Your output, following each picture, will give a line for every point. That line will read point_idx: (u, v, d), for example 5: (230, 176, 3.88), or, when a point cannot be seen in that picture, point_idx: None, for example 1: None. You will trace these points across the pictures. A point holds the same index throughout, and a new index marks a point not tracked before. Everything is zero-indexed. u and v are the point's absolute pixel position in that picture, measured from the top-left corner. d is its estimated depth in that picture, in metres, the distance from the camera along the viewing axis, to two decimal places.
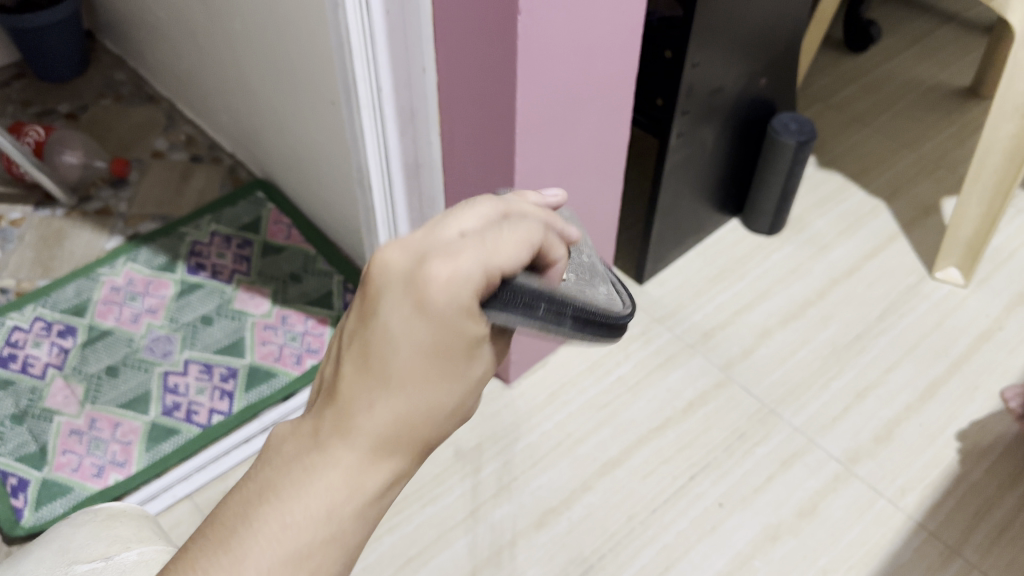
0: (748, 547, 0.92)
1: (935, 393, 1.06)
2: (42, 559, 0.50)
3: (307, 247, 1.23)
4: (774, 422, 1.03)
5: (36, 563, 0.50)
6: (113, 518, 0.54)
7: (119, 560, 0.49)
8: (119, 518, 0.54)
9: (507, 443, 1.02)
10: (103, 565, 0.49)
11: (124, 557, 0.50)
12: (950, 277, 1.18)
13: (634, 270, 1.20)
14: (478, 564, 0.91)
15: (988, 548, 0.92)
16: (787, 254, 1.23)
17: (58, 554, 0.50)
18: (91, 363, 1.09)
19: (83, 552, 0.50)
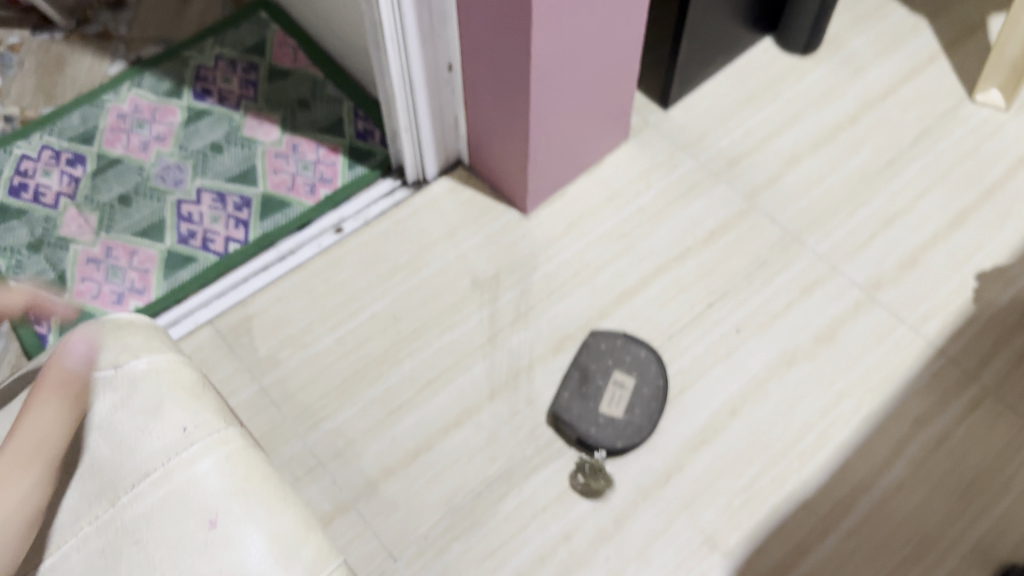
0: (765, 371, 0.93)
1: (966, 219, 1.02)
2: None
3: (314, 71, 1.18)
4: (796, 250, 1.01)
5: None
6: (123, 327, 0.52)
7: (128, 370, 0.49)
8: (129, 325, 0.53)
9: (525, 273, 1.00)
10: (113, 376, 0.49)
11: (133, 367, 0.50)
12: (990, 100, 1.11)
13: (659, 94, 1.14)
14: (497, 386, 0.92)
15: (1008, 373, 0.92)
16: (821, 76, 1.16)
17: None
18: (103, 192, 1.07)
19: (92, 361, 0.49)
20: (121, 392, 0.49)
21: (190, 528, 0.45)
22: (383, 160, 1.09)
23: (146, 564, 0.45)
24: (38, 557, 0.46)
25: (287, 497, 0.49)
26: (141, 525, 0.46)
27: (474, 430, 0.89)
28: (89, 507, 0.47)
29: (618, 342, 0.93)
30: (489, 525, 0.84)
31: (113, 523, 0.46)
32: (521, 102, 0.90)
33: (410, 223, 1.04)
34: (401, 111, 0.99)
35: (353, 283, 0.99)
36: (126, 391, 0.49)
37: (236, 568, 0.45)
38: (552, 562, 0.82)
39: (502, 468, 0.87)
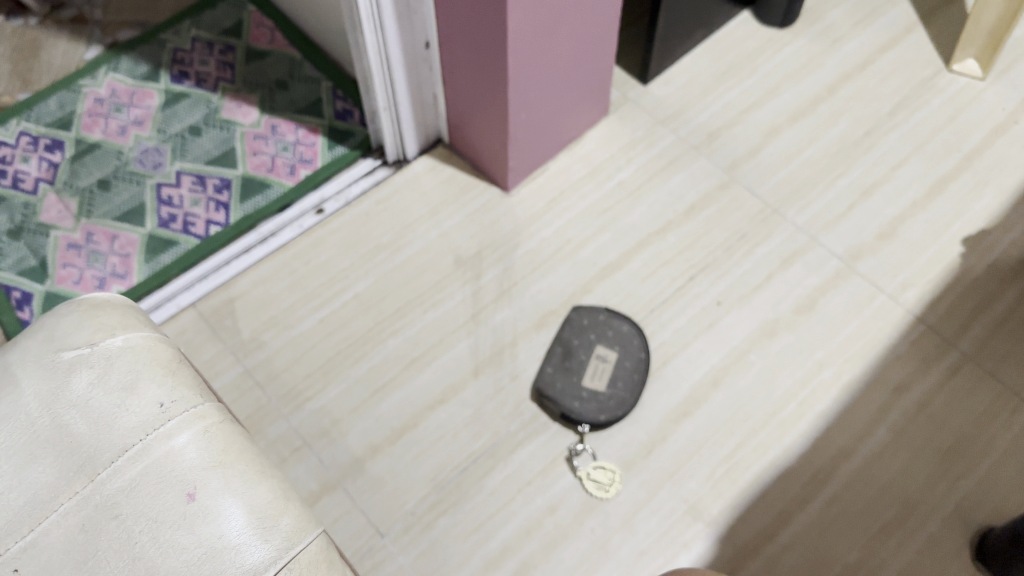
0: (745, 342, 0.93)
1: (944, 188, 1.03)
2: (28, 348, 0.50)
3: (292, 51, 1.18)
4: (776, 222, 1.02)
5: (22, 353, 0.50)
6: (96, 307, 0.52)
7: (103, 347, 0.50)
8: (102, 303, 0.53)
9: (507, 250, 1.00)
10: (88, 353, 0.49)
11: (108, 344, 0.50)
12: (968, 69, 1.12)
13: (638, 69, 1.14)
14: (481, 363, 0.93)
15: (986, 340, 0.93)
16: (800, 48, 1.17)
17: (43, 342, 0.50)
18: (82, 177, 1.07)
19: (67, 340, 0.50)
20: (97, 369, 0.49)
21: (169, 502, 0.46)
22: (363, 140, 1.09)
23: (127, 539, 0.45)
24: (16, 534, 0.45)
25: (265, 468, 0.49)
26: (120, 500, 0.46)
27: (458, 407, 0.90)
28: (66, 484, 0.47)
29: (600, 317, 0.93)
30: (475, 500, 0.85)
31: (92, 499, 0.46)
32: (499, 79, 0.90)
33: (391, 202, 1.04)
34: (380, 89, 0.98)
35: (335, 263, 0.99)
36: (103, 367, 0.49)
37: (217, 540, 0.45)
38: (538, 535, 0.83)
39: (487, 444, 0.88)
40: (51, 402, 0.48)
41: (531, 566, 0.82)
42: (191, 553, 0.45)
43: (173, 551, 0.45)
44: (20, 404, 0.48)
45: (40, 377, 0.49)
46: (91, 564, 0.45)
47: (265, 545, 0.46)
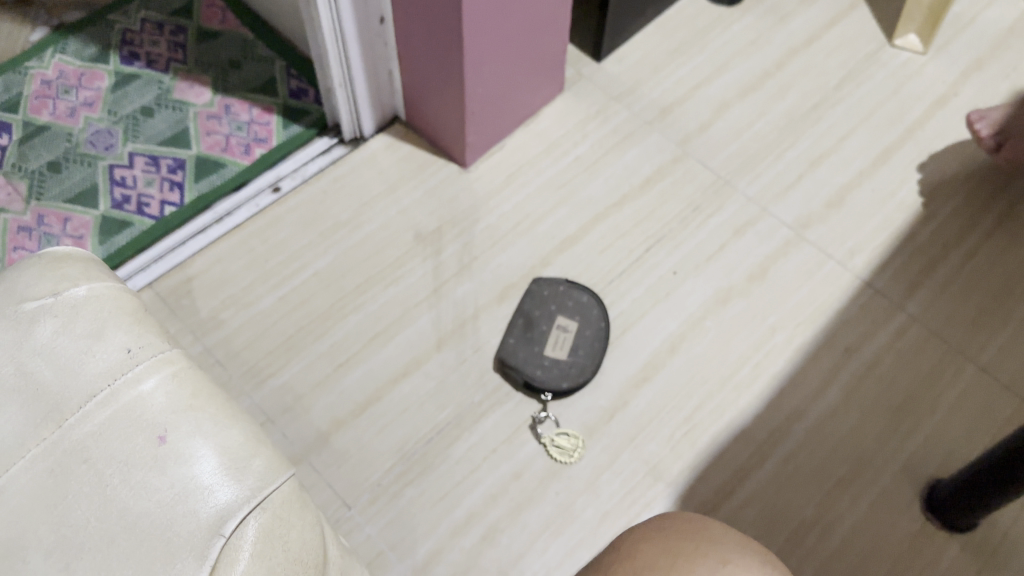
0: (701, 309, 0.96)
1: (888, 158, 1.06)
2: None
3: (244, 31, 1.17)
4: (728, 194, 1.04)
5: None
6: (60, 259, 0.46)
7: (70, 295, 0.44)
8: (65, 257, 0.47)
9: (467, 226, 1.01)
10: (52, 302, 0.44)
11: (73, 294, 0.44)
12: (909, 44, 1.15)
13: (591, 47, 1.16)
14: (443, 336, 0.93)
15: (932, 302, 0.96)
16: (748, 25, 1.19)
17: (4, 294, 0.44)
18: (31, 160, 1.05)
19: (28, 291, 0.44)
20: (62, 319, 0.43)
21: (138, 445, 0.41)
22: (318, 119, 1.09)
23: (96, 485, 0.40)
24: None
25: (236, 411, 0.45)
26: (89, 444, 0.41)
27: (422, 379, 0.91)
28: (34, 430, 0.41)
29: (561, 288, 0.95)
30: (440, 470, 0.86)
31: (60, 445, 0.41)
32: (454, 54, 0.90)
33: (349, 179, 1.04)
34: (335, 66, 0.98)
35: (294, 241, 0.99)
36: (70, 316, 0.44)
37: (192, 483, 0.40)
38: (504, 501, 0.84)
39: (452, 414, 0.89)
40: (11, 350, 0.43)
41: (497, 531, 0.83)
42: (164, 494, 0.40)
43: (145, 492, 0.40)
44: None
45: (1, 332, 0.43)
46: (56, 514, 0.39)
47: (237, 486, 0.41)
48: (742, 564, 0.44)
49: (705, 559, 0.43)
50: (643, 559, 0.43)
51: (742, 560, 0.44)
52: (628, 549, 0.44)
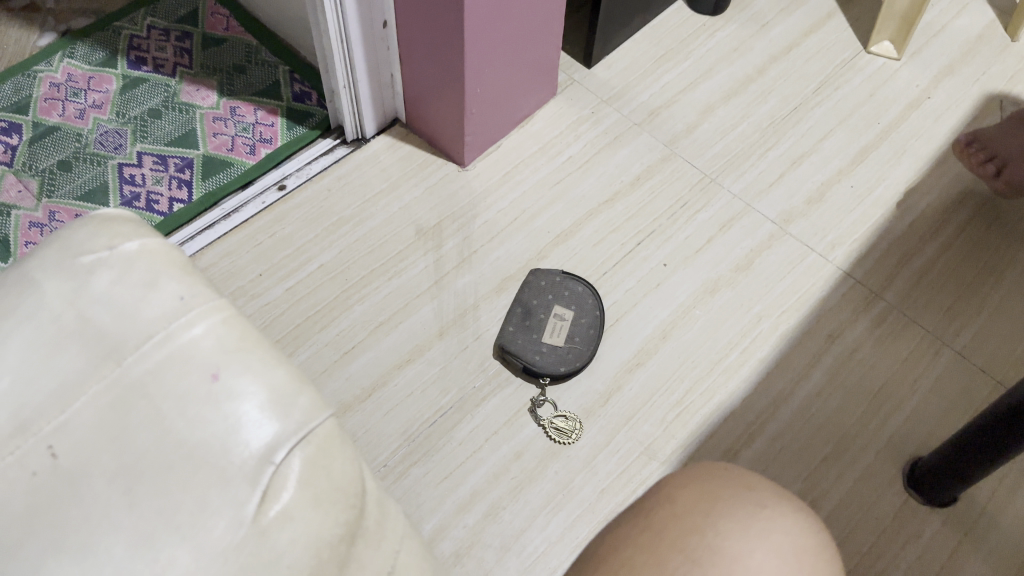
0: (690, 299, 1.00)
1: (866, 157, 1.12)
2: (44, 257, 0.42)
3: (248, 38, 1.21)
4: (714, 191, 1.09)
5: (40, 262, 0.42)
6: (109, 220, 0.44)
7: (123, 252, 0.42)
8: (113, 219, 0.45)
9: (466, 221, 1.05)
10: (108, 256, 0.42)
11: (126, 249, 0.42)
12: (884, 50, 1.22)
13: (582, 53, 1.21)
14: (445, 325, 0.97)
15: (909, 292, 1.02)
16: (731, 33, 1.25)
17: (57, 251, 0.42)
18: (42, 159, 1.08)
19: (80, 248, 0.42)
20: (117, 269, 0.41)
21: (191, 382, 0.39)
22: (321, 121, 1.13)
23: (153, 420, 0.38)
24: (34, 427, 0.38)
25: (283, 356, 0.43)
26: (146, 382, 0.39)
27: (425, 365, 0.94)
28: (91, 370, 0.39)
29: (557, 279, 0.99)
30: (444, 451, 0.89)
31: (119, 383, 0.39)
32: (456, 57, 0.94)
33: (351, 178, 1.08)
34: (340, 68, 1.02)
35: (299, 236, 1.03)
36: (124, 268, 0.41)
37: (241, 419, 0.39)
38: (506, 479, 0.88)
39: (454, 399, 0.93)
40: (68, 301, 0.40)
41: (500, 508, 0.86)
42: (216, 430, 0.38)
43: (200, 428, 0.38)
44: (35, 306, 0.40)
45: (57, 281, 0.41)
46: (115, 447, 0.38)
47: (283, 422, 0.40)
48: (778, 509, 0.42)
49: (739, 505, 0.42)
50: (677, 508, 0.42)
51: (778, 504, 0.42)
52: (663, 496, 0.43)
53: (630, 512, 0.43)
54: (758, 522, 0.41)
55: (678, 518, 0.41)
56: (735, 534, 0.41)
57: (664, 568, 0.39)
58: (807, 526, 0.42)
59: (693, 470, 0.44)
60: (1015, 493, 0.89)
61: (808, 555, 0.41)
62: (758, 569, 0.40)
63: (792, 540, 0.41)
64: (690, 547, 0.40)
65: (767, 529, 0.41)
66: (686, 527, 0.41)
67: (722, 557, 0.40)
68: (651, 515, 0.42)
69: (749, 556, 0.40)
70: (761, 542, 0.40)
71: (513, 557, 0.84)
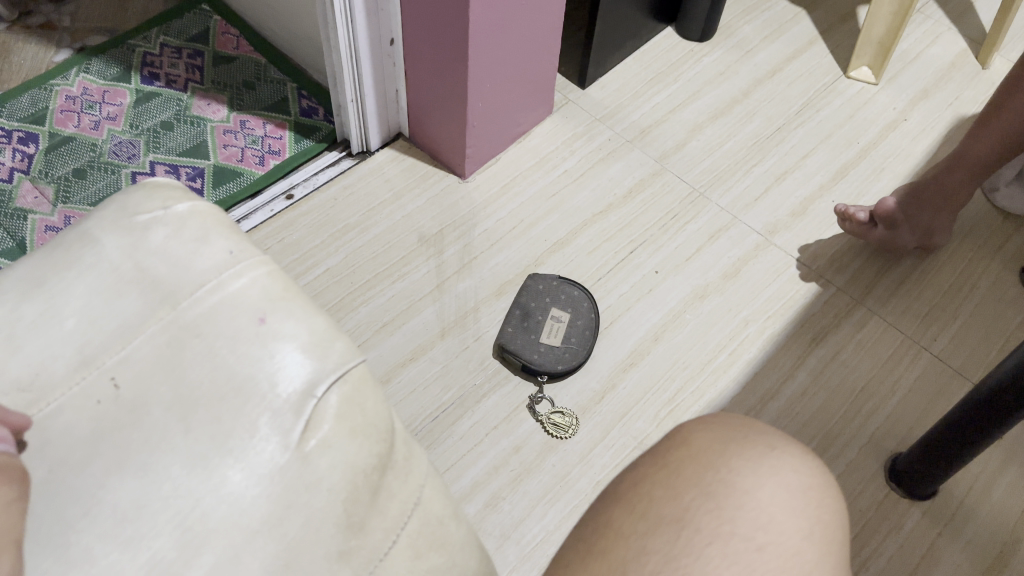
0: (681, 304, 1.05)
1: (846, 173, 1.18)
2: (104, 217, 0.47)
3: (257, 56, 1.27)
4: (703, 204, 1.15)
5: (100, 221, 0.46)
6: (161, 188, 0.49)
7: (176, 211, 0.46)
8: (164, 186, 0.49)
9: (466, 229, 1.10)
10: (163, 215, 0.46)
11: (178, 209, 0.47)
12: (862, 75, 1.28)
13: (577, 75, 1.27)
14: (447, 326, 1.01)
15: (887, 299, 1.07)
16: (718, 58, 1.32)
17: (116, 211, 0.47)
18: (58, 167, 1.12)
19: (138, 208, 0.47)
20: (171, 226, 0.46)
21: (240, 324, 0.43)
22: (328, 134, 1.18)
23: (205, 357, 0.42)
24: (99, 361, 0.42)
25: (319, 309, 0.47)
26: (199, 324, 0.43)
27: (427, 363, 0.98)
28: (150, 313, 0.43)
29: (554, 283, 1.03)
30: (446, 444, 0.93)
31: (175, 324, 0.43)
32: (459, 72, 0.99)
33: (356, 188, 1.13)
34: (348, 84, 1.07)
35: (306, 241, 1.07)
36: (177, 226, 0.46)
37: (286, 358, 0.43)
38: (505, 472, 0.92)
39: (456, 395, 0.96)
40: (129, 253, 0.45)
41: (499, 498, 0.90)
42: (263, 366, 0.42)
43: (249, 363, 0.42)
44: (99, 258, 0.45)
45: (117, 237, 0.45)
46: (172, 380, 0.42)
47: (322, 363, 0.44)
48: (788, 450, 0.43)
49: (751, 445, 0.42)
50: (692, 449, 0.42)
51: (789, 446, 0.43)
52: (679, 439, 0.44)
53: (645, 456, 0.44)
54: (769, 460, 0.42)
55: (692, 456, 0.42)
56: (747, 469, 0.41)
57: (679, 501, 0.40)
58: (816, 469, 0.43)
59: (705, 419, 0.45)
60: (991, 487, 0.94)
61: (816, 491, 0.41)
62: (768, 501, 0.40)
63: (802, 478, 0.41)
64: (704, 482, 0.41)
65: (778, 467, 0.41)
66: (700, 464, 0.42)
67: (733, 489, 0.40)
68: (667, 456, 0.43)
69: (761, 489, 0.40)
70: (773, 476, 0.41)
71: (512, 545, 0.87)
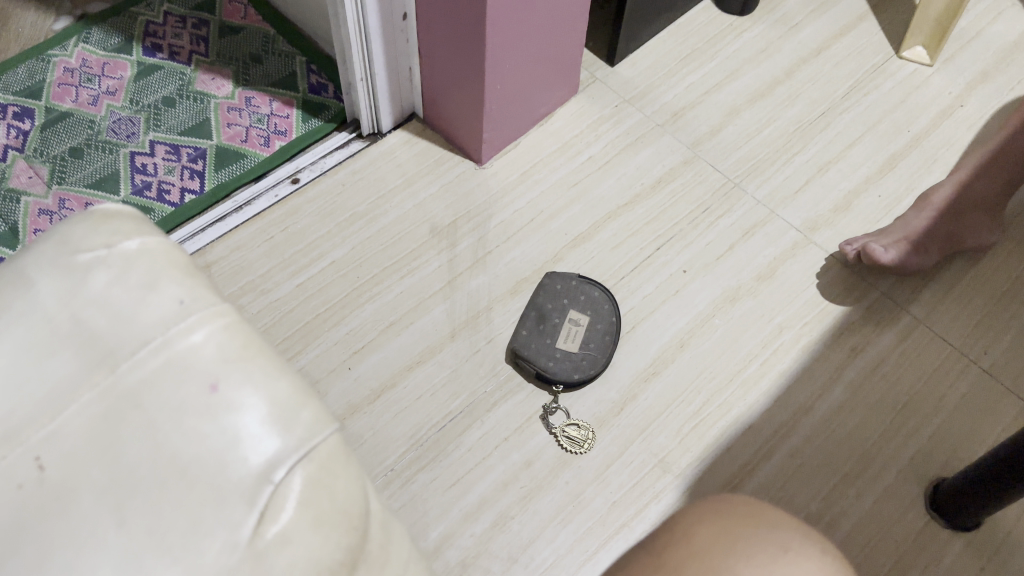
0: (710, 307, 0.98)
1: (895, 165, 1.09)
2: (40, 253, 0.40)
3: (265, 27, 1.19)
4: (737, 196, 1.06)
5: (36, 258, 0.40)
6: (110, 216, 0.42)
7: (121, 251, 0.40)
8: (115, 214, 0.43)
9: (481, 221, 1.03)
10: (106, 255, 0.40)
11: (125, 247, 0.40)
12: (916, 56, 1.18)
13: (606, 52, 1.18)
14: (457, 327, 0.95)
15: (935, 306, 0.99)
16: (759, 34, 1.22)
17: (54, 248, 0.40)
18: (54, 146, 1.06)
19: (79, 246, 0.40)
20: (115, 269, 0.39)
21: (188, 392, 0.37)
22: (337, 114, 1.11)
23: (146, 432, 0.36)
24: (23, 436, 0.36)
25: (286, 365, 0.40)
26: (140, 392, 0.37)
27: (435, 367, 0.92)
28: (84, 377, 0.37)
29: (573, 283, 0.96)
30: (453, 456, 0.87)
31: (111, 391, 0.37)
32: (477, 52, 0.91)
33: (366, 173, 1.06)
34: (357, 61, 0.99)
35: (311, 231, 1.01)
36: (122, 269, 0.40)
37: (241, 432, 0.37)
38: (515, 488, 0.86)
39: (465, 403, 0.90)
40: (64, 302, 0.39)
41: (507, 517, 0.84)
42: (212, 445, 0.36)
43: (195, 441, 0.36)
44: (30, 308, 0.39)
45: (52, 281, 0.39)
46: (106, 460, 0.36)
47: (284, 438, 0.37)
48: (804, 550, 0.37)
49: (761, 546, 0.37)
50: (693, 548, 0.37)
51: (804, 544, 0.37)
52: (680, 533, 0.38)
53: (643, 550, 0.38)
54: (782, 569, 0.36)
55: (694, 557, 0.36)
56: None
57: None
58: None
59: (710, 504, 0.39)
60: None
61: None
62: None
63: None
64: None
65: None
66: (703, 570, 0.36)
67: None
68: (665, 554, 0.37)
69: None
70: None
71: (520, 569, 0.81)
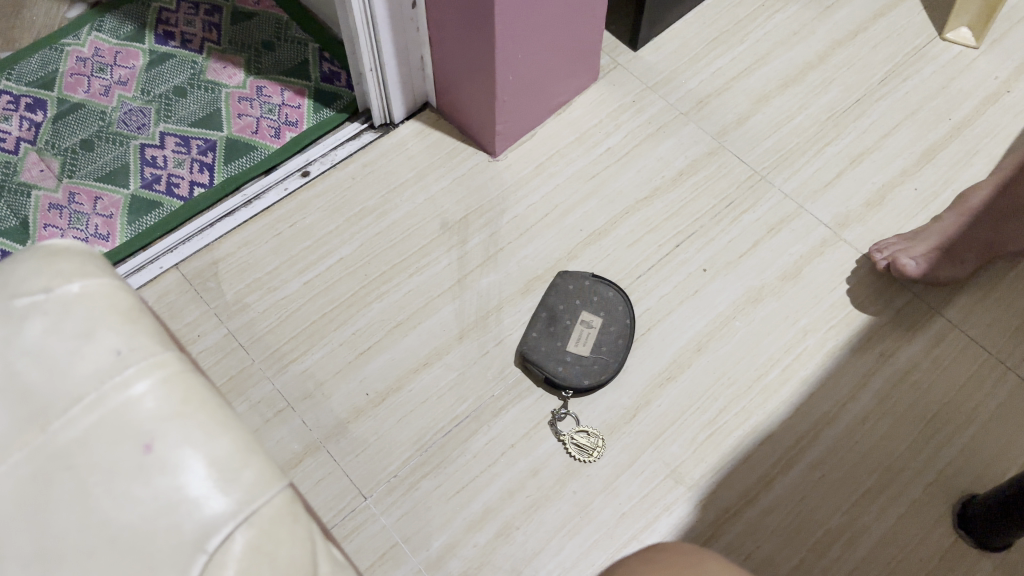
0: (731, 309, 0.94)
1: (933, 156, 1.03)
2: None
3: (278, 12, 1.16)
4: (764, 190, 1.01)
5: None
6: (56, 254, 0.40)
7: (59, 296, 0.39)
8: (62, 250, 0.41)
9: (494, 216, 0.99)
10: (44, 300, 0.39)
11: (65, 292, 0.39)
12: (961, 38, 1.11)
13: (629, 35, 1.13)
14: (466, 328, 0.92)
15: (971, 309, 0.93)
16: (792, 14, 1.15)
17: None
18: (65, 138, 1.06)
19: (18, 290, 0.39)
20: (52, 317, 0.38)
21: (121, 452, 0.37)
22: (349, 103, 1.08)
23: (76, 493, 0.36)
24: None
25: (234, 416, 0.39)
26: (72, 451, 0.37)
27: (442, 370, 0.90)
28: (16, 434, 0.37)
29: (586, 283, 0.93)
30: (458, 462, 0.85)
31: (42, 451, 0.37)
32: (486, 41, 0.87)
33: (377, 165, 1.03)
34: (365, 50, 0.96)
35: (320, 226, 0.99)
36: (59, 316, 0.38)
37: (175, 496, 0.36)
38: (521, 497, 0.83)
39: (471, 408, 0.88)
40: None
41: (512, 528, 0.82)
42: (143, 508, 0.36)
43: (125, 505, 0.36)
44: None
45: None
46: (36, 523, 0.36)
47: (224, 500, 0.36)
48: None
49: None
50: None
51: None
52: None
53: None
54: None
55: None
56: None
57: None
58: None
59: None
60: None
61: None
62: None
63: None
64: None
65: None
66: None
67: None
68: None
69: None
70: None
71: None
